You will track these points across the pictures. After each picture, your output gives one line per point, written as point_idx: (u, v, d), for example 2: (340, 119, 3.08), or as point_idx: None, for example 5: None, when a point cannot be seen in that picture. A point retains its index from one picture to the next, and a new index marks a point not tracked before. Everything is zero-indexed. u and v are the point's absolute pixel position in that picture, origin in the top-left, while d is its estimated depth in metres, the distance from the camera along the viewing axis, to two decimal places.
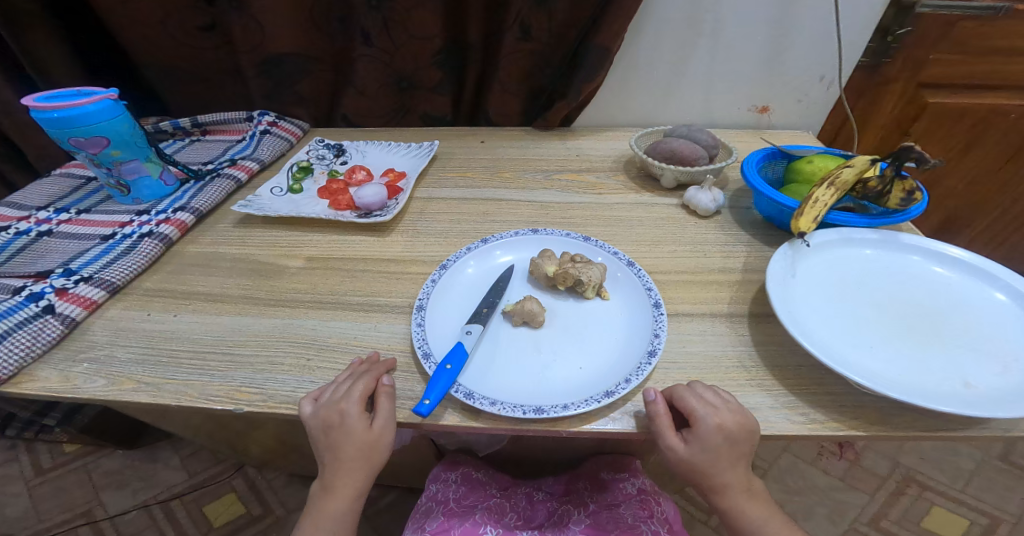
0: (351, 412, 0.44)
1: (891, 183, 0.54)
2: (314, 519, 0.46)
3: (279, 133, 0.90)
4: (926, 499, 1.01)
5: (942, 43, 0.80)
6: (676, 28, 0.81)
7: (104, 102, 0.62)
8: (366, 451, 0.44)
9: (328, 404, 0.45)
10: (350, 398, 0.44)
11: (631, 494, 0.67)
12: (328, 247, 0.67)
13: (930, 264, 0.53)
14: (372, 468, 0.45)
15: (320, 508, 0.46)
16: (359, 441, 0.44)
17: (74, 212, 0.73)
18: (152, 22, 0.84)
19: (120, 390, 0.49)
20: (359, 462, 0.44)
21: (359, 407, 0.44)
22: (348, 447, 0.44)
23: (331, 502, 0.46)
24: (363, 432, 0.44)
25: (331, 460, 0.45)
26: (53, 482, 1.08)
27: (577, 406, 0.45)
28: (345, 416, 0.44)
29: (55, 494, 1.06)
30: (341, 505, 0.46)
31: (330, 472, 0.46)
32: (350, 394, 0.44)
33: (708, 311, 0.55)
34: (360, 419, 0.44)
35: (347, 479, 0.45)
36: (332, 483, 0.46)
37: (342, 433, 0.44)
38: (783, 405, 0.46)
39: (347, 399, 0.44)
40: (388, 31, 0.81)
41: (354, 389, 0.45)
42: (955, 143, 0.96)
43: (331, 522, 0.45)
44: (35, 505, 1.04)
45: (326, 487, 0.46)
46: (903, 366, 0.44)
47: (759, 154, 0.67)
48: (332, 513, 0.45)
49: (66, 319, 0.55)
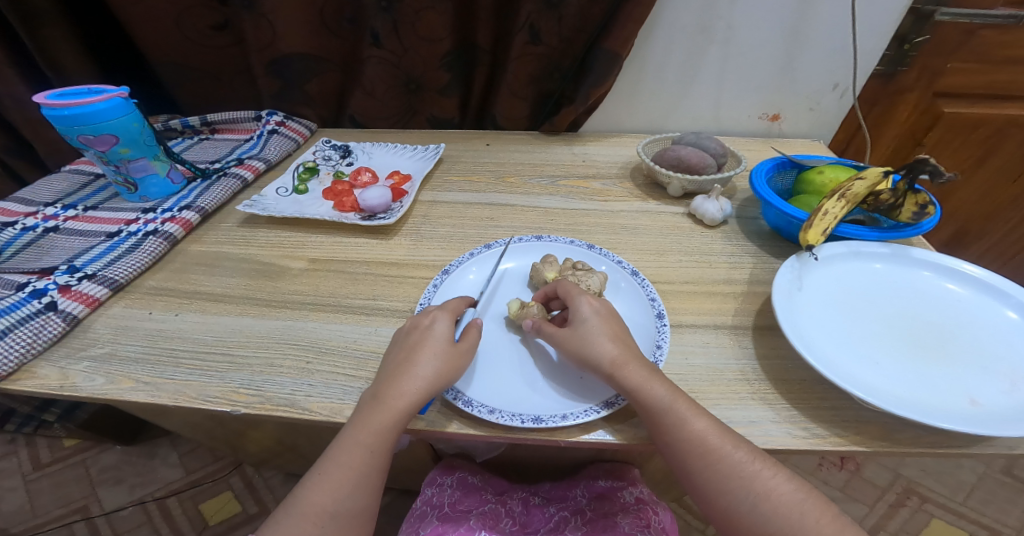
0: (443, 320, 0.48)
1: (904, 197, 0.52)
2: (355, 434, 0.42)
3: (286, 134, 0.90)
4: (925, 511, 0.99)
5: (962, 50, 0.79)
6: (687, 34, 0.80)
7: (115, 99, 0.62)
8: (439, 358, 0.45)
9: (425, 315, 0.49)
10: (446, 310, 0.49)
11: (629, 504, 0.66)
12: (331, 249, 0.67)
13: (942, 280, 0.52)
14: (440, 384, 0.44)
15: (363, 421, 0.42)
16: (438, 346, 0.46)
17: (81, 209, 0.73)
18: (162, 21, 0.85)
19: (119, 389, 0.49)
20: (427, 369, 0.44)
21: (450, 319, 0.49)
22: (424, 348, 0.46)
23: (377, 416, 0.42)
24: (444, 340, 0.46)
25: (399, 363, 0.45)
26: (51, 476, 1.09)
27: (576, 417, 0.44)
28: (436, 322, 0.48)
29: (54, 488, 1.07)
30: (386, 420, 0.42)
31: (391, 377, 0.44)
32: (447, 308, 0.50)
33: (712, 323, 0.54)
34: (449, 329, 0.48)
35: (402, 389, 0.43)
36: (386, 394, 0.43)
37: (425, 334, 0.47)
38: (786, 419, 0.45)
39: (444, 311, 0.49)
40: (398, 32, 0.81)
41: (451, 306, 0.50)
42: (968, 155, 0.94)
43: (372, 439, 0.41)
44: (32, 499, 1.04)
45: (377, 397, 0.43)
46: (907, 383, 0.43)
47: (768, 164, 0.66)
48: (378, 430, 0.41)
49: (68, 316, 0.55)
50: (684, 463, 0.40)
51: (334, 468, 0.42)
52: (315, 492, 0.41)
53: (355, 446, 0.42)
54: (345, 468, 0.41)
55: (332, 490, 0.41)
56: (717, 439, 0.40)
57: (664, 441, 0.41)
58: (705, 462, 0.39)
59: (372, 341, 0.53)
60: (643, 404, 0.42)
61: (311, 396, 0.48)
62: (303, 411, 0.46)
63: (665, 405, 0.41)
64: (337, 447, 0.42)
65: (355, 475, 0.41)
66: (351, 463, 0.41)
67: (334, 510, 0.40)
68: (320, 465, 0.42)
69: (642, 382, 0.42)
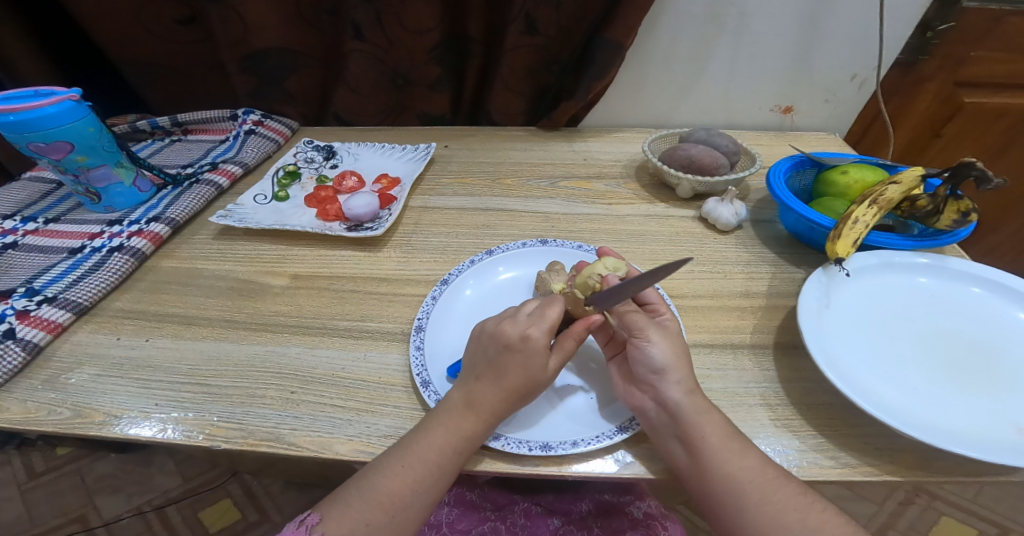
0: (539, 341, 0.40)
1: (945, 204, 0.48)
2: (445, 433, 0.39)
3: (265, 134, 0.84)
4: (933, 507, 0.93)
5: (987, 39, 0.73)
6: (694, 23, 0.75)
7: (66, 103, 0.57)
8: (528, 385, 0.40)
9: (516, 326, 0.41)
10: (542, 325, 0.41)
11: (638, 520, 0.54)
12: (314, 263, 0.63)
13: (1001, 304, 0.47)
14: (524, 402, 0.41)
15: (455, 423, 0.39)
16: (531, 373, 0.40)
17: (42, 222, 0.68)
18: (125, 16, 0.78)
19: (87, 423, 0.44)
20: (518, 391, 0.40)
21: (547, 340, 0.40)
22: (515, 373, 0.40)
23: (465, 419, 0.40)
24: (539, 366, 0.40)
25: (484, 380, 0.41)
26: (48, 486, 0.99)
27: (586, 443, 0.40)
28: (530, 342, 0.40)
29: (50, 497, 0.97)
30: (477, 427, 0.39)
31: (482, 388, 0.40)
32: (542, 321, 0.41)
33: (730, 342, 0.50)
34: (545, 354, 0.40)
35: (498, 403, 0.40)
36: (480, 403, 0.40)
37: (516, 356, 0.40)
38: (812, 448, 0.40)
39: (538, 324, 0.41)
40: (381, 24, 0.74)
41: (548, 317, 0.41)
42: (990, 145, 0.89)
43: (464, 442, 0.39)
44: (29, 509, 0.95)
45: (470, 404, 0.40)
46: (931, 404, 0.39)
47: (788, 163, 0.62)
48: (467, 433, 0.39)
49: (28, 344, 0.50)
50: (736, 503, 0.36)
51: (416, 462, 0.38)
52: (390, 483, 0.37)
53: (444, 446, 0.39)
54: (429, 464, 0.38)
55: (411, 484, 0.38)
56: (770, 472, 0.37)
57: (721, 476, 0.36)
58: (760, 499, 0.35)
59: (361, 368, 0.48)
60: (707, 433, 0.38)
61: (296, 429, 0.43)
62: (287, 447, 0.42)
63: (728, 435, 0.38)
64: (421, 443, 0.39)
65: (435, 471, 0.38)
66: (436, 460, 0.38)
67: (406, 503, 0.37)
68: (399, 457, 0.39)
69: (706, 411, 0.39)
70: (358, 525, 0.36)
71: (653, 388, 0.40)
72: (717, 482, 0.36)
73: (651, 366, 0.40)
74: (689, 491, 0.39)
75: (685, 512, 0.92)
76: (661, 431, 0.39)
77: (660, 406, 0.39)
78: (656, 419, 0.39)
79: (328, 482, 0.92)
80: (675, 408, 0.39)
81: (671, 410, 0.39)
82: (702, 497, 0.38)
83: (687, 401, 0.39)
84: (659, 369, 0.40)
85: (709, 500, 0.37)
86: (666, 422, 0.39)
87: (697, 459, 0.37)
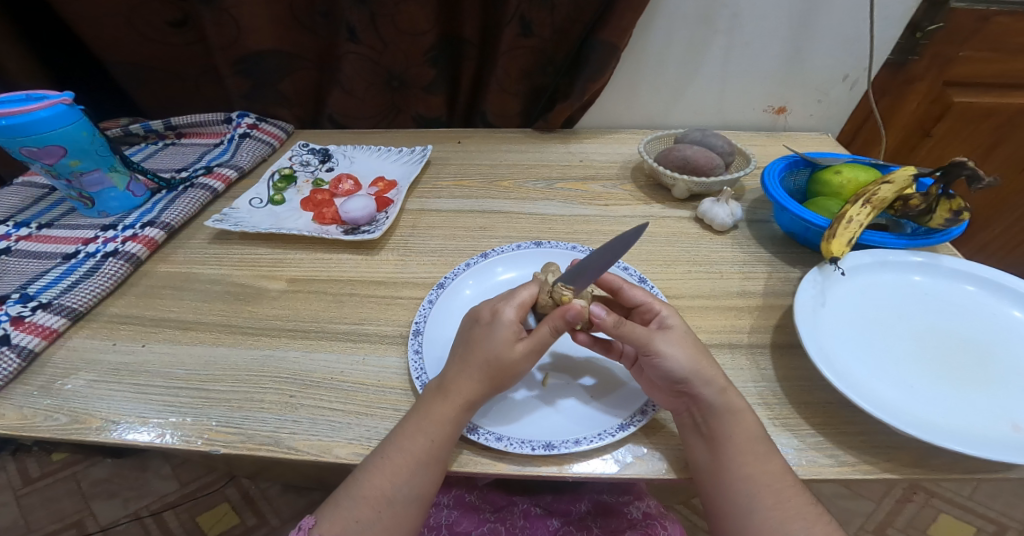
0: (505, 315, 0.41)
1: (936, 202, 0.49)
2: (417, 422, 0.39)
3: (260, 137, 0.84)
4: (931, 505, 0.93)
5: (975, 39, 0.74)
6: (688, 23, 0.75)
7: (58, 107, 0.56)
8: (492, 363, 0.40)
9: (490, 304, 0.43)
10: (511, 302, 0.42)
11: (637, 520, 0.54)
12: (311, 267, 0.62)
13: (996, 302, 0.47)
14: (495, 386, 0.40)
15: (427, 410, 0.40)
16: (494, 348, 0.40)
17: (35, 227, 0.67)
18: (117, 19, 0.78)
19: (84, 429, 0.44)
20: (483, 370, 0.40)
21: (514, 315, 0.41)
22: (479, 348, 0.41)
23: (438, 407, 0.40)
24: (502, 343, 0.40)
25: (456, 359, 0.42)
26: (44, 491, 0.98)
27: (589, 441, 0.40)
28: (497, 317, 0.41)
29: (46, 503, 0.96)
30: (449, 412, 0.39)
31: (452, 369, 0.41)
32: (512, 299, 0.43)
33: (726, 342, 0.50)
34: (511, 329, 0.41)
35: (465, 384, 0.40)
36: (451, 385, 0.40)
37: (484, 331, 0.41)
38: (810, 446, 0.41)
39: (506, 302, 0.42)
40: (376, 26, 0.74)
41: (519, 298, 0.43)
42: (980, 144, 0.89)
43: (436, 429, 0.39)
44: (25, 514, 0.94)
45: (441, 388, 0.41)
46: (924, 401, 0.40)
47: (782, 163, 0.62)
48: (440, 420, 0.39)
49: (23, 351, 0.50)
50: (751, 503, 0.36)
51: (393, 453, 0.38)
52: (372, 478, 0.38)
53: (417, 433, 0.39)
54: (408, 456, 0.38)
55: (391, 476, 0.38)
56: (777, 474, 0.37)
57: (741, 477, 0.37)
58: (773, 502, 0.36)
59: (359, 372, 0.48)
60: (735, 433, 0.38)
61: (295, 433, 0.43)
62: (286, 451, 0.41)
63: (753, 438, 0.38)
64: (398, 434, 0.39)
65: (415, 464, 0.38)
66: (411, 450, 0.38)
67: (391, 497, 0.37)
68: (379, 450, 0.39)
69: (739, 410, 0.39)
70: (349, 523, 0.37)
71: (682, 394, 0.39)
72: (737, 481, 0.37)
73: (673, 378, 0.39)
74: (701, 493, 0.39)
75: (684, 513, 0.92)
76: (689, 430, 0.40)
77: (692, 408, 0.39)
78: (689, 421, 0.40)
79: (327, 485, 0.91)
80: (708, 408, 0.39)
81: (703, 410, 0.39)
82: (716, 498, 0.38)
83: (721, 401, 0.39)
84: (682, 379, 0.39)
85: (723, 502, 0.37)
86: (695, 423, 0.39)
87: (720, 456, 0.38)
